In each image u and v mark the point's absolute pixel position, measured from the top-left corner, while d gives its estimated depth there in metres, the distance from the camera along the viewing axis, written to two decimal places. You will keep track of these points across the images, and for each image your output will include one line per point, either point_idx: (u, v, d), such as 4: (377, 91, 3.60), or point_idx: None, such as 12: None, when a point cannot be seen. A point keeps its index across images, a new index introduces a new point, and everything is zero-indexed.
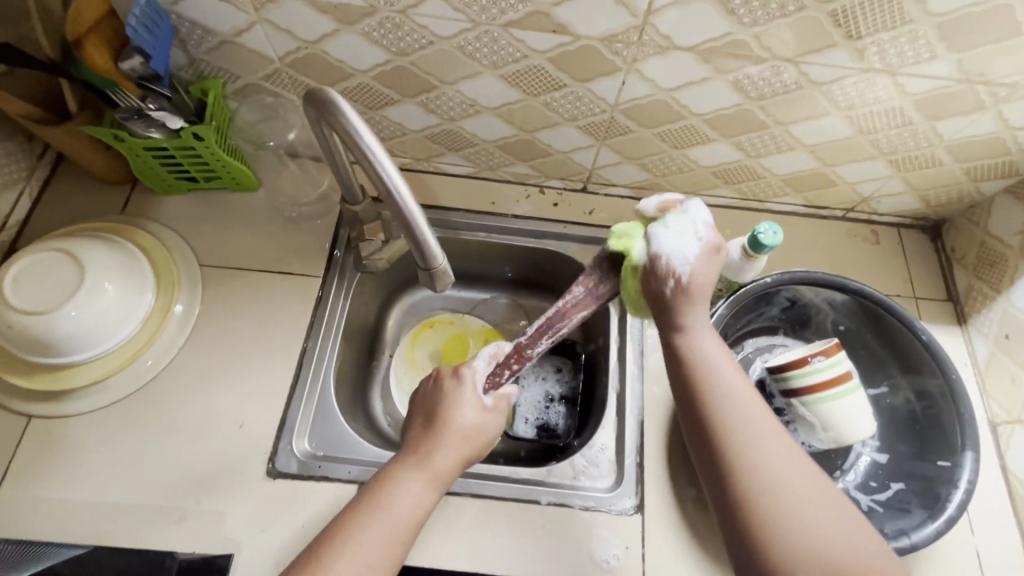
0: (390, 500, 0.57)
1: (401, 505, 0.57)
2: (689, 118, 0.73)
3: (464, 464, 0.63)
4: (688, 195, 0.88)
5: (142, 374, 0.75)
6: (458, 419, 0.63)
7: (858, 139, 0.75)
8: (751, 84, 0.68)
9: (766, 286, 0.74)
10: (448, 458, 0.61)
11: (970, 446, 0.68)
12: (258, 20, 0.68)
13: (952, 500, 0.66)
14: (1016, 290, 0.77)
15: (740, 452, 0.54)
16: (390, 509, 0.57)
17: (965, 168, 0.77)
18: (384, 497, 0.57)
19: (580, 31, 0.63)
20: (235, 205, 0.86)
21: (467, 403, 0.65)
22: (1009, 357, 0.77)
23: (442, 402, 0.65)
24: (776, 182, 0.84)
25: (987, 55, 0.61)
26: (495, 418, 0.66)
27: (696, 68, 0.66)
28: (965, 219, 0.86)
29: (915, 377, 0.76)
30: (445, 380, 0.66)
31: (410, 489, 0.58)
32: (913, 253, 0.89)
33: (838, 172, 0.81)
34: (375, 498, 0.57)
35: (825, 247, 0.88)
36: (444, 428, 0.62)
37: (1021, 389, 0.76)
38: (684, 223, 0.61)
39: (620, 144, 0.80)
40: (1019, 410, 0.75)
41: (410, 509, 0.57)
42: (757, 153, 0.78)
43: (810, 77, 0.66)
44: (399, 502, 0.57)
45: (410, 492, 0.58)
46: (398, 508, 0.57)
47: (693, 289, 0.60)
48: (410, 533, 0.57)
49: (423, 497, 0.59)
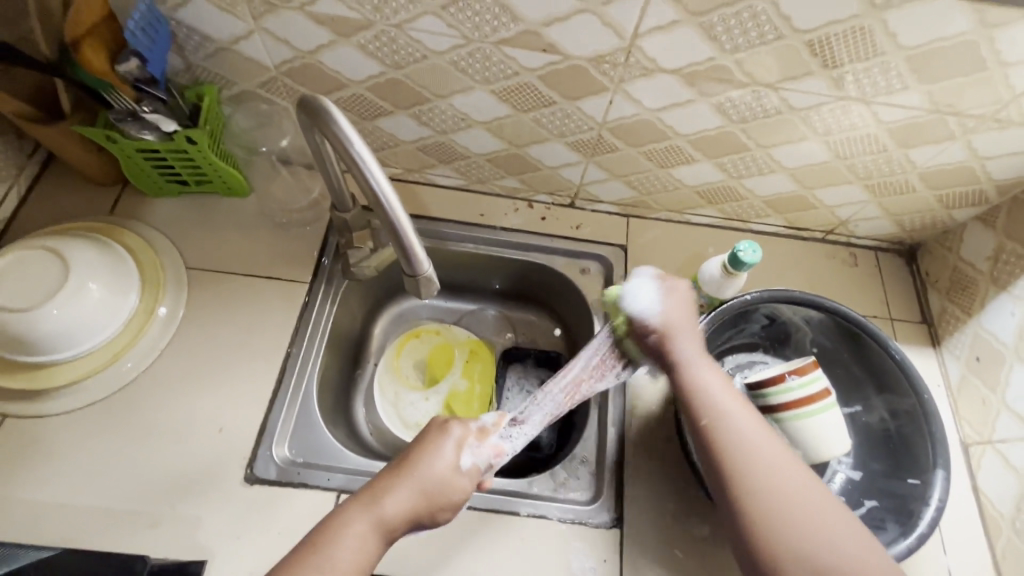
0: (332, 544, 0.55)
1: (340, 553, 0.54)
2: (674, 138, 0.76)
3: (416, 522, 0.59)
4: (672, 213, 0.90)
5: (122, 377, 0.74)
6: (427, 470, 0.60)
7: (836, 163, 0.77)
8: (733, 107, 0.70)
9: (746, 304, 0.75)
10: (401, 509, 0.58)
11: (942, 465, 0.69)
12: (257, 30, 0.69)
13: (923, 517, 0.67)
14: (987, 314, 0.79)
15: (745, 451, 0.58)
16: (329, 552, 0.54)
17: (936, 195, 0.80)
18: (326, 543, 0.55)
19: (570, 51, 0.65)
20: (225, 209, 0.86)
21: (444, 456, 0.61)
22: (979, 380, 0.79)
23: (419, 447, 0.62)
24: (758, 204, 0.86)
25: (956, 87, 0.64)
26: (468, 477, 0.62)
27: (681, 90, 0.68)
28: (939, 245, 0.89)
29: (891, 395, 0.77)
30: (431, 426, 0.64)
31: (357, 537, 0.56)
32: (889, 276, 0.92)
33: (816, 195, 0.83)
34: (320, 539, 0.55)
35: (805, 268, 0.91)
36: (406, 475, 0.59)
37: (991, 411, 0.77)
38: (646, 286, 0.71)
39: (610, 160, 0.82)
40: (989, 431, 0.77)
41: (348, 560, 0.54)
42: (740, 174, 0.81)
43: (790, 103, 0.69)
44: (339, 550, 0.55)
45: (356, 535, 0.56)
46: (336, 553, 0.54)
47: (670, 330, 0.68)
48: None
49: (365, 547, 0.55)
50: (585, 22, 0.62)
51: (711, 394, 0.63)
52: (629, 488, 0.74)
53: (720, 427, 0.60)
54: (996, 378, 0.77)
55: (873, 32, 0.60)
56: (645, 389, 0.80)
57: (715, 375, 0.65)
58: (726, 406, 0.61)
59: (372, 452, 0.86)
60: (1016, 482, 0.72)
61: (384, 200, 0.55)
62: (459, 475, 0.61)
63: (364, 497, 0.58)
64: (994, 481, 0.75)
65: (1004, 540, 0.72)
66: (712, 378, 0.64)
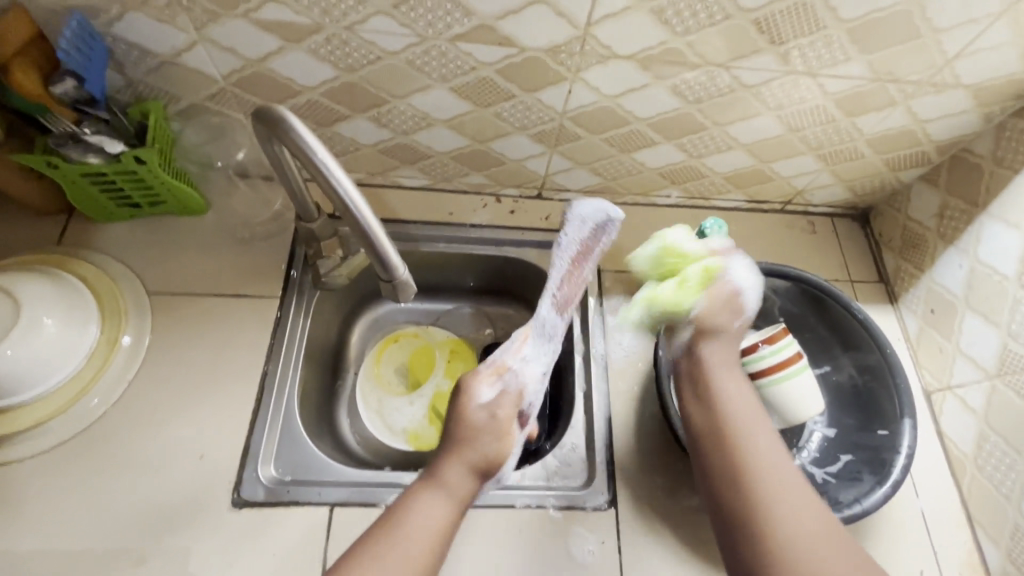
0: (406, 516, 0.57)
1: (418, 521, 0.57)
2: (633, 123, 0.77)
3: (480, 487, 0.62)
4: (637, 197, 0.92)
5: (88, 414, 0.71)
6: (469, 439, 0.62)
7: (789, 136, 0.80)
8: (688, 88, 0.71)
9: None
10: (457, 476, 0.60)
11: (908, 414, 0.73)
12: (199, 40, 0.66)
13: (896, 465, 0.70)
14: (938, 268, 0.84)
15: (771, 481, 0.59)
16: (405, 522, 0.57)
17: (884, 159, 0.84)
18: (403, 515, 0.58)
19: (526, 43, 0.65)
20: (183, 228, 0.83)
21: (473, 408, 0.63)
22: (936, 330, 0.84)
23: (459, 420, 0.63)
24: (719, 180, 0.89)
25: (893, 56, 0.67)
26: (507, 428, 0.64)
27: (637, 75, 0.69)
28: (888, 206, 0.93)
29: (856, 352, 0.81)
30: (459, 394, 0.65)
31: (427, 510, 0.58)
32: (846, 240, 0.96)
33: (773, 168, 0.86)
34: (393, 519, 0.57)
35: (768, 239, 0.94)
36: (456, 448, 0.61)
37: (948, 359, 0.82)
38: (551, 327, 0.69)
39: (575, 147, 0.82)
40: (948, 378, 0.82)
41: (426, 528, 0.57)
42: (700, 153, 0.83)
43: (741, 81, 0.71)
44: (414, 521, 0.57)
45: (425, 514, 0.58)
46: (410, 523, 0.57)
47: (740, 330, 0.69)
48: (434, 548, 0.56)
49: (440, 516, 0.58)
50: (540, 12, 0.62)
51: (739, 413, 0.64)
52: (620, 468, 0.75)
53: (747, 450, 0.61)
54: (951, 328, 0.82)
55: (815, 7, 0.62)
56: (627, 371, 0.82)
57: (748, 401, 0.65)
58: (756, 428, 0.63)
59: (360, 462, 0.85)
60: (976, 424, 0.77)
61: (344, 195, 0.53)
62: (494, 409, 0.63)
63: (428, 472, 0.61)
64: (955, 422, 0.80)
65: (969, 479, 0.77)
66: (742, 403, 0.65)
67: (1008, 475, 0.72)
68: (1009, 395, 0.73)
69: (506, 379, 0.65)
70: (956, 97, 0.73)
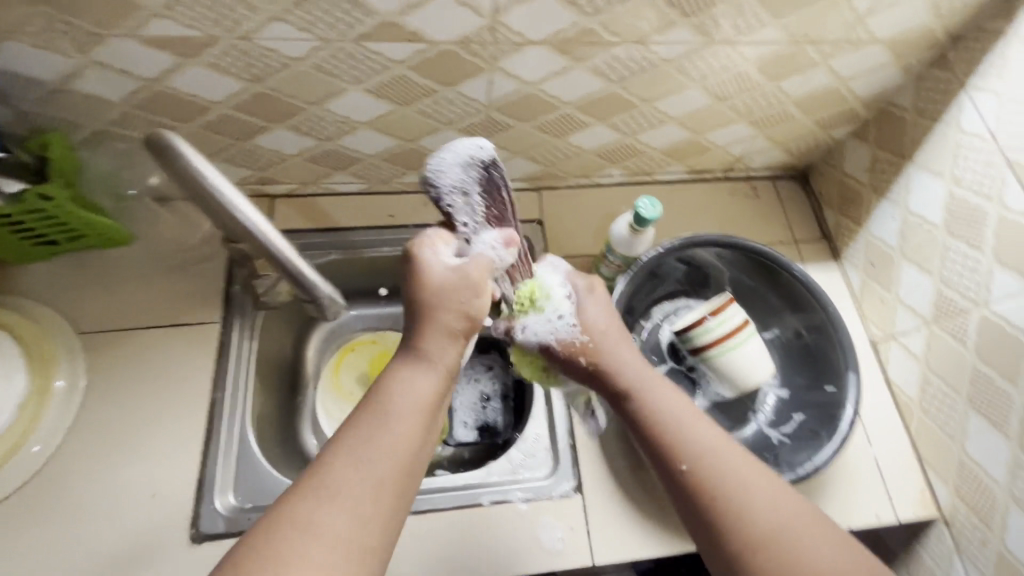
0: (387, 406, 0.38)
1: (401, 415, 0.38)
2: (561, 107, 0.63)
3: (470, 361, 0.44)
4: (578, 182, 0.75)
5: (27, 466, 0.57)
6: (448, 303, 0.42)
7: (717, 106, 0.64)
8: (612, 66, 0.58)
9: (659, 257, 0.65)
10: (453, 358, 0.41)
11: (853, 366, 0.62)
12: (87, 65, 0.53)
13: (844, 421, 0.60)
14: (913, 193, 0.62)
15: (721, 490, 0.42)
16: (385, 418, 0.37)
17: (815, 119, 0.67)
18: (378, 411, 0.38)
19: (434, 37, 0.52)
20: (107, 262, 0.67)
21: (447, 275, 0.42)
22: (880, 282, 0.66)
23: (427, 278, 0.42)
24: (656, 154, 0.72)
25: (814, 15, 0.54)
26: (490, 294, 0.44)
27: (554, 60, 0.56)
28: (824, 164, 0.74)
29: (807, 312, 0.68)
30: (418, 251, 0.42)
31: (412, 392, 0.39)
32: (789, 205, 0.76)
33: (708, 139, 0.69)
34: (363, 420, 0.37)
35: (714, 212, 0.75)
36: (439, 319, 0.41)
37: (893, 308, 0.65)
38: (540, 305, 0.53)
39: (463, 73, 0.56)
40: (892, 324, 0.65)
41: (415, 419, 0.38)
42: (632, 131, 0.67)
43: (659, 55, 0.57)
44: (396, 415, 0.37)
45: (408, 398, 0.39)
46: (394, 415, 0.38)
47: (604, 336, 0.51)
48: (417, 453, 0.37)
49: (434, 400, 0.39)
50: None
51: (670, 413, 0.46)
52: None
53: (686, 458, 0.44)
54: (891, 276, 0.65)
55: None
56: None
57: (680, 408, 0.46)
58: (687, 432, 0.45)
59: None
60: (918, 368, 0.61)
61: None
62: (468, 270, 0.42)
63: (408, 348, 0.41)
64: (903, 369, 0.63)
65: (917, 421, 0.61)
66: (678, 408, 0.46)
67: (950, 415, 0.57)
68: (951, 341, 0.57)
69: (475, 227, 0.44)
70: (875, 54, 0.59)
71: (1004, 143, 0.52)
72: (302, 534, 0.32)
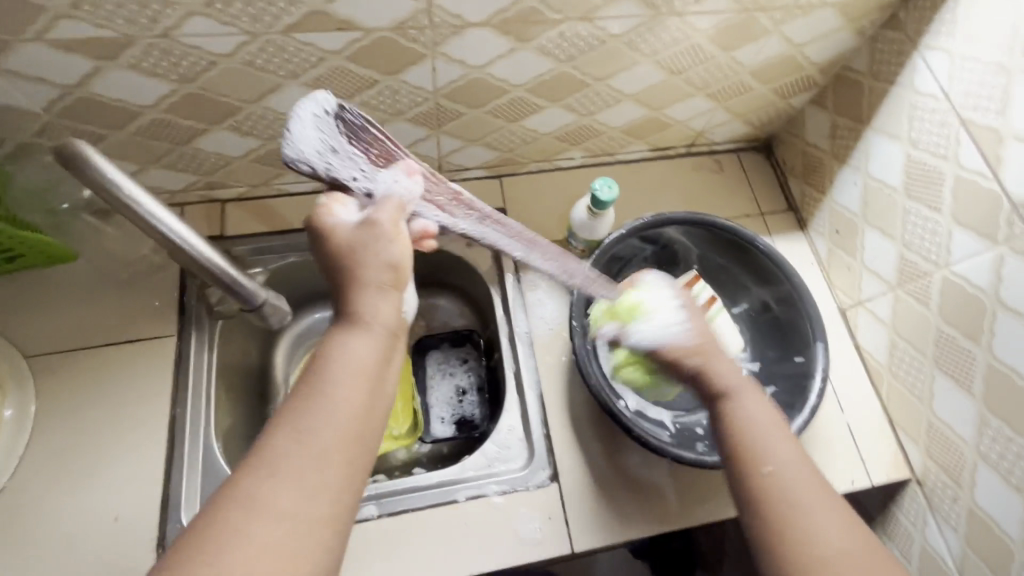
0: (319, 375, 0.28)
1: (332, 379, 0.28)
2: (593, 82, 0.42)
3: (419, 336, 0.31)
4: (694, 136, 0.52)
5: None
6: (361, 252, 0.31)
7: (788, 57, 0.44)
8: (551, 33, 0.37)
9: (627, 241, 0.45)
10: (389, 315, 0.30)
11: (819, 333, 0.42)
12: None
13: (808, 397, 0.40)
14: (961, 146, 0.37)
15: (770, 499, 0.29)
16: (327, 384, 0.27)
17: (753, 75, 0.45)
18: (316, 389, 0.27)
19: (370, 28, 0.34)
20: None
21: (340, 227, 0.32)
22: (850, 253, 0.47)
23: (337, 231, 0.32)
24: (762, 91, 0.47)
25: None
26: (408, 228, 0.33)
27: (497, 36, 0.36)
28: (787, 133, 0.53)
29: (773, 285, 0.46)
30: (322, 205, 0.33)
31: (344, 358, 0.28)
32: (760, 187, 0.54)
33: (817, 63, 0.45)
34: (307, 395, 0.27)
35: (755, 173, 0.54)
36: (356, 271, 0.31)
37: (893, 308, 0.44)
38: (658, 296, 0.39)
39: (463, 127, 0.44)
40: (866, 287, 0.46)
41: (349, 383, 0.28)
42: (765, 75, 0.45)
43: (740, 63, 0.43)
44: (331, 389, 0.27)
45: (344, 367, 0.28)
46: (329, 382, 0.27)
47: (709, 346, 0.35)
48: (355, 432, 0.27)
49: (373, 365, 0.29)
50: (371, 47, 0.35)
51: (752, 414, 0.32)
52: (590, 467, 0.42)
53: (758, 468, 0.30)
54: (855, 245, 0.47)
55: None
56: None
57: (767, 421, 0.31)
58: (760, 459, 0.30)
59: None
60: (905, 342, 0.43)
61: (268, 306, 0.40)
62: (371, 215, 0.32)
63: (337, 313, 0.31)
64: (880, 336, 0.45)
65: (925, 424, 0.42)
66: (758, 414, 0.32)
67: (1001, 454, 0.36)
68: (1002, 368, 0.35)
69: (367, 175, 0.35)
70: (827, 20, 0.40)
71: (999, 61, 0.34)
72: (232, 545, 0.23)
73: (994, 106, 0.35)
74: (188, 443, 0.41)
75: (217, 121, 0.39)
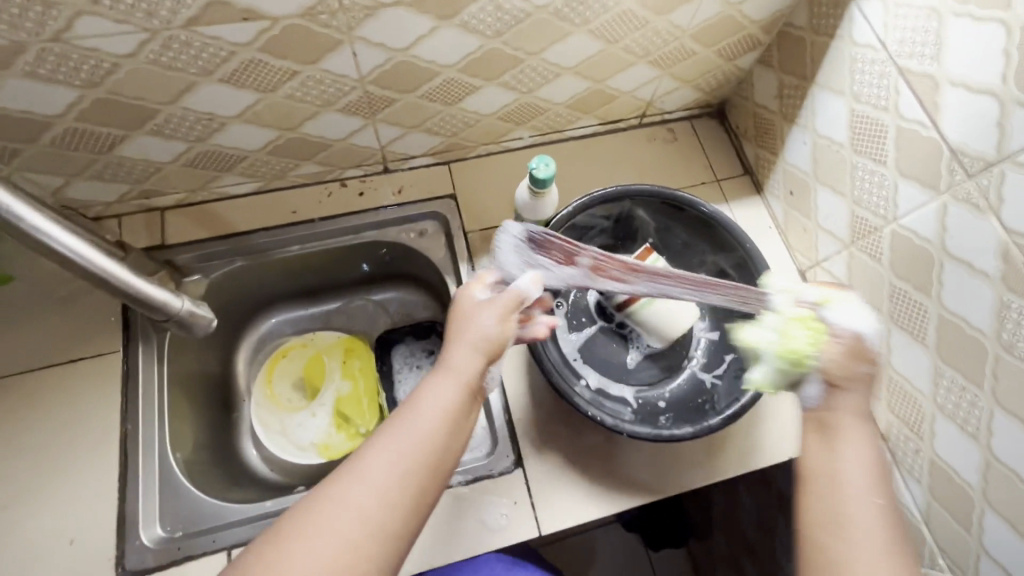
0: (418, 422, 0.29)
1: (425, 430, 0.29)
2: (526, 55, 0.40)
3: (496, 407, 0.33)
4: (643, 106, 0.51)
5: None
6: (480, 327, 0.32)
7: (724, 18, 0.43)
8: (469, 6, 0.35)
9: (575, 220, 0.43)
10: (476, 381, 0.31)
11: None
12: None
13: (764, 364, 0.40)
14: (900, 96, 0.36)
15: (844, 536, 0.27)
16: (423, 432, 0.29)
17: (690, 40, 0.44)
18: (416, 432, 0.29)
19: (280, 17, 0.33)
20: None
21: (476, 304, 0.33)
22: (803, 215, 0.47)
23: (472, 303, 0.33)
24: (705, 55, 0.46)
25: None
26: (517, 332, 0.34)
27: (413, 15, 0.35)
28: (738, 98, 0.52)
29: (727, 252, 0.45)
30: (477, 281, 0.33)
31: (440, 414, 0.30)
32: (715, 156, 0.53)
33: (756, 24, 0.44)
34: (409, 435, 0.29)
35: (710, 141, 0.53)
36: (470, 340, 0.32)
37: (848, 266, 0.43)
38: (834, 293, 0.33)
39: (398, 113, 0.42)
40: (822, 246, 0.46)
41: (439, 441, 0.29)
42: (703, 37, 0.44)
43: (678, 27, 0.42)
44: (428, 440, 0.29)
45: (431, 399, 0.30)
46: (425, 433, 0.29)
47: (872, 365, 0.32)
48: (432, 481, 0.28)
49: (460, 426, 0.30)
50: (282, 35, 0.34)
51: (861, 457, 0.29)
52: (551, 446, 0.42)
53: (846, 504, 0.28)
54: (809, 206, 0.46)
55: None
56: None
57: (865, 460, 0.29)
58: (850, 492, 0.28)
59: None
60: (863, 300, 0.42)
61: (187, 314, 0.39)
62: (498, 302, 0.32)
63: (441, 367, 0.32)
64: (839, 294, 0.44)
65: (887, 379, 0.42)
66: (863, 459, 0.29)
67: (955, 403, 0.36)
68: (953, 318, 0.35)
69: (529, 263, 0.35)
70: None
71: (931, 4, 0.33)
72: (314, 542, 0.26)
73: (929, 52, 0.34)
74: (142, 459, 0.40)
75: (136, 126, 0.38)
